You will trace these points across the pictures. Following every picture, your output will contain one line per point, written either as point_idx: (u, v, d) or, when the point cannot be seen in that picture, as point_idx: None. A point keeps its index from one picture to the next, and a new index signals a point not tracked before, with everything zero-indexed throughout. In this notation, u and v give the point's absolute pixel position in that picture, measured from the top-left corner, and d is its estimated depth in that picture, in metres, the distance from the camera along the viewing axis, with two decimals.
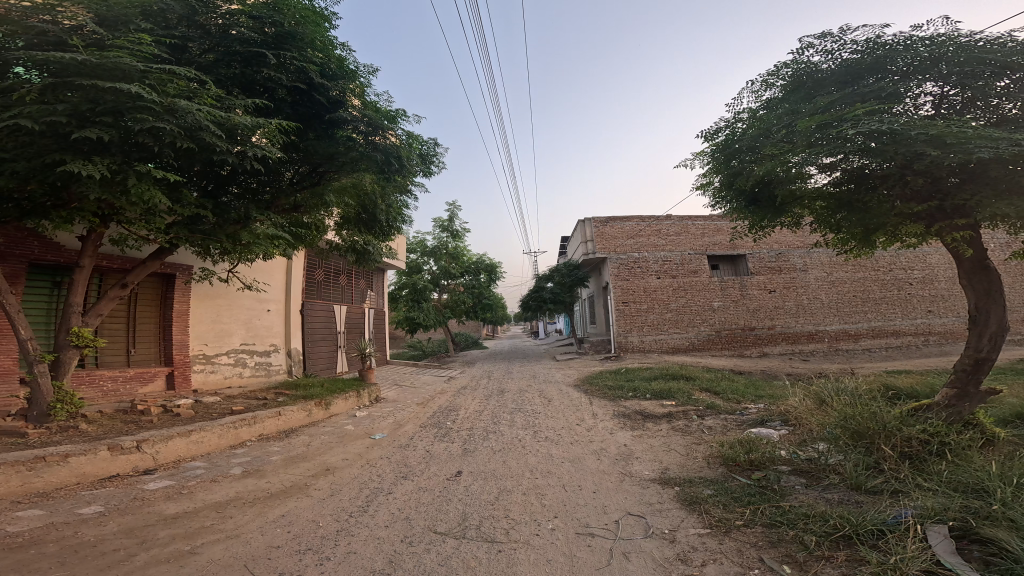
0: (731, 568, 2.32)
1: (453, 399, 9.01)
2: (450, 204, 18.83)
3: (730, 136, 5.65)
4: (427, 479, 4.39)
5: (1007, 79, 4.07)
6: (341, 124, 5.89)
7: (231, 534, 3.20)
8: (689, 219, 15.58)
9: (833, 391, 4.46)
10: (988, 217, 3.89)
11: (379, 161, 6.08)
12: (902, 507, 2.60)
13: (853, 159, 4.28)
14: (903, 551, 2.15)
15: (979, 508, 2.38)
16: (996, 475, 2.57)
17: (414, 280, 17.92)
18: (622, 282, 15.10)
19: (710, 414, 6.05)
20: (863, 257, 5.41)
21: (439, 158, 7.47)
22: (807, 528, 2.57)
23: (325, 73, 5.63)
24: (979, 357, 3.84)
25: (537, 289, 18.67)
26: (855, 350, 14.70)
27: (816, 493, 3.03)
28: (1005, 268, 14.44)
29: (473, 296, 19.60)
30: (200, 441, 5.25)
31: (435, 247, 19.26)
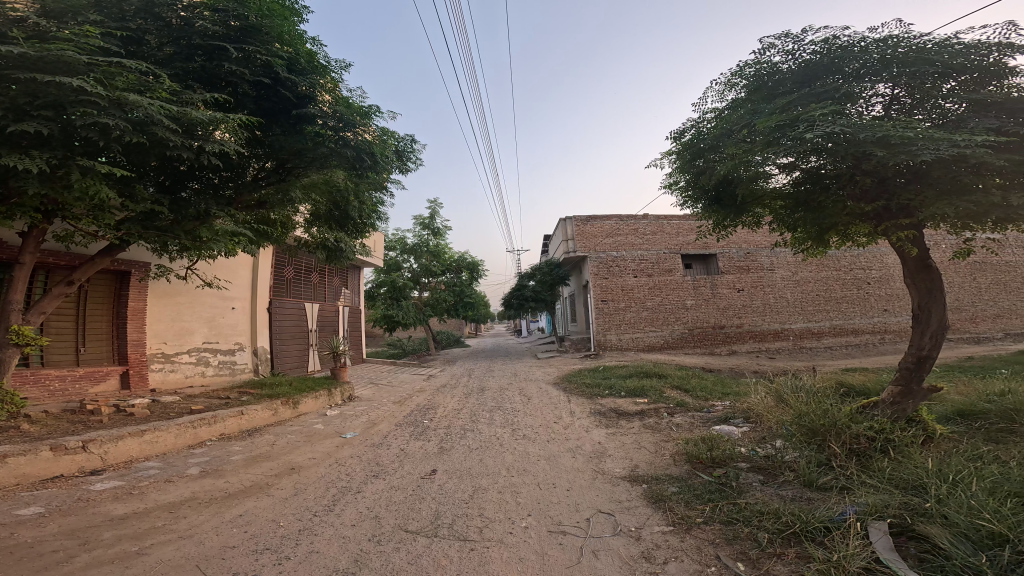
0: (690, 566, 2.37)
1: (431, 397, 8.93)
2: (431, 202, 18.71)
3: (695, 135, 5.75)
4: (400, 478, 4.35)
5: (953, 81, 4.21)
6: (308, 119, 5.73)
7: (183, 535, 3.10)
8: (665, 218, 15.82)
9: (792, 388, 4.61)
10: (931, 218, 4.07)
11: (350, 158, 5.93)
12: (849, 504, 2.70)
13: (809, 159, 4.41)
14: (845, 548, 2.22)
15: (916, 505, 2.49)
16: (934, 473, 2.69)
17: (392, 278, 17.70)
18: (601, 281, 15.28)
19: (679, 411, 6.19)
20: (819, 257, 5.59)
21: (417, 155, 7.36)
22: (761, 525, 2.65)
23: (294, 68, 5.49)
24: (921, 356, 4.01)
25: (518, 287, 18.68)
26: (818, 348, 15.25)
27: (772, 490, 3.13)
28: (952, 268, 15.20)
29: (454, 293, 19.37)
30: (154, 441, 5.07)
31: (416, 245, 19.06)
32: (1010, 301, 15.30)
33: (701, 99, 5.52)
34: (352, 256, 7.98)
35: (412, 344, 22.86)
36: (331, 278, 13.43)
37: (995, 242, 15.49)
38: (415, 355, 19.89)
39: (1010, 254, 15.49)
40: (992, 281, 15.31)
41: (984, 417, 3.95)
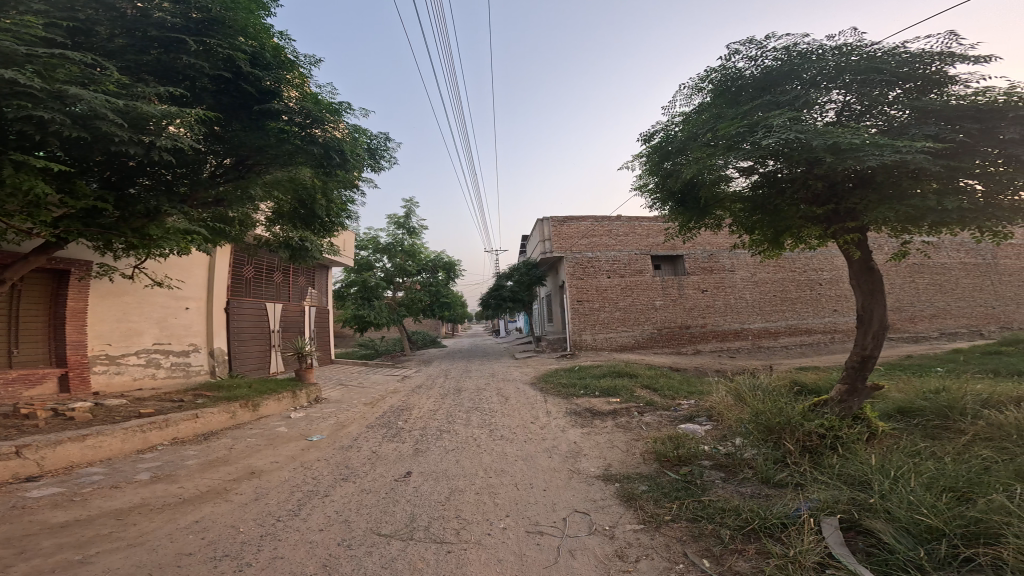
0: (660, 564, 2.48)
1: (405, 398, 8.80)
2: (407, 201, 18.41)
3: (664, 138, 5.90)
4: (371, 481, 4.28)
5: (899, 89, 4.49)
6: (273, 115, 5.35)
7: (132, 542, 2.96)
8: (637, 219, 16.24)
9: (750, 386, 4.86)
10: (873, 221, 4.39)
11: (318, 155, 5.62)
12: (803, 500, 2.87)
13: (768, 163, 4.63)
14: (800, 544, 2.37)
15: (863, 501, 2.65)
16: (877, 469, 2.85)
17: (364, 278, 17.26)
18: (577, 281, 15.54)
19: (649, 410, 6.41)
20: (776, 258, 5.89)
21: (390, 153, 7.18)
22: (724, 522, 2.80)
23: (257, 62, 5.17)
24: (865, 355, 4.32)
25: (496, 287, 18.67)
26: (775, 347, 16.11)
27: (733, 487, 3.31)
28: (894, 270, 16.42)
29: (430, 294, 19.07)
30: (97, 445, 4.76)
31: (390, 244, 18.67)
32: (944, 302, 16.65)
33: (670, 103, 5.67)
34: (318, 256, 7.73)
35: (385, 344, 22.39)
36: (296, 277, 12.94)
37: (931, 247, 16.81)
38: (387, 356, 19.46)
39: (943, 258, 16.87)
40: (928, 283, 16.64)
41: (921, 414, 4.20)
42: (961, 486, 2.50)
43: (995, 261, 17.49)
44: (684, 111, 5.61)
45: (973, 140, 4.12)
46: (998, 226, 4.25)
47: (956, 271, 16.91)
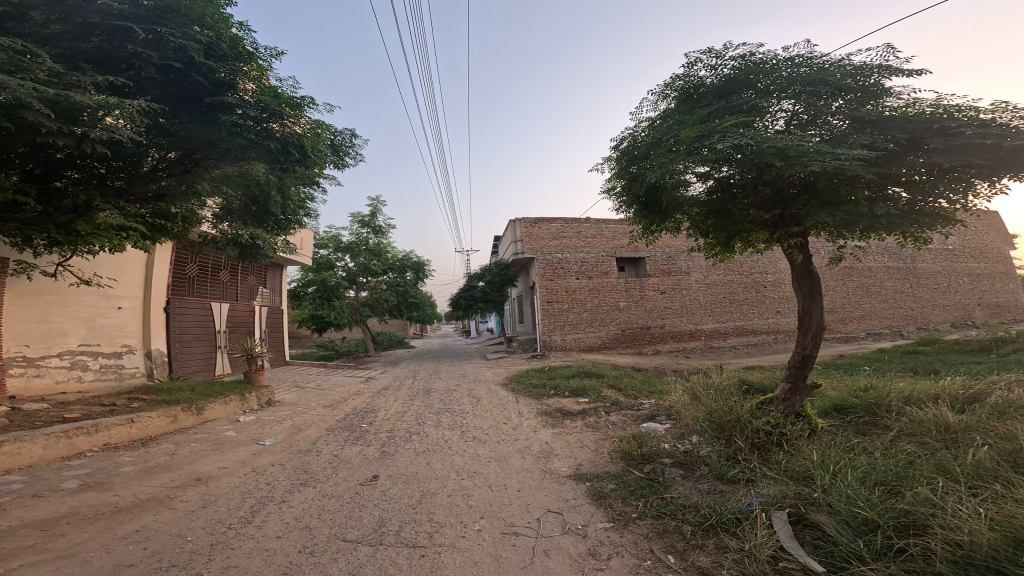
0: (630, 561, 2.60)
1: (368, 401, 8.55)
2: (372, 200, 18.00)
3: (631, 143, 6.06)
4: (333, 486, 4.15)
5: (841, 100, 4.88)
6: (225, 109, 4.90)
7: (63, 554, 2.74)
8: (604, 222, 16.72)
9: (703, 386, 5.13)
10: (813, 227, 4.77)
11: (273, 150, 5.25)
12: (754, 495, 3.08)
13: (723, 168, 4.90)
14: (755, 538, 2.54)
15: (807, 495, 2.85)
16: (818, 464, 3.10)
17: (323, 277, 16.47)
18: (547, 282, 15.91)
19: (615, 410, 6.62)
20: (726, 262, 6.27)
21: (355, 150, 6.93)
22: (685, 518, 2.97)
23: (212, 52, 4.75)
24: (805, 355, 4.66)
25: (468, 287, 18.84)
26: (724, 347, 17.01)
27: (691, 484, 3.51)
28: (829, 274, 17.93)
29: (397, 294, 18.69)
30: (14, 452, 4.32)
31: (352, 244, 18.11)
32: (871, 304, 18.34)
33: (637, 108, 5.82)
34: (272, 253, 7.33)
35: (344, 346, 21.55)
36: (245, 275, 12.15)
37: (860, 253, 18.47)
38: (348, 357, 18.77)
39: (870, 262, 18.61)
40: (858, 286, 18.31)
41: (853, 410, 4.61)
42: (890, 479, 2.74)
43: (914, 267, 19.44)
44: (649, 117, 5.79)
45: (901, 150, 4.60)
46: (920, 233, 4.67)
47: (881, 275, 18.65)
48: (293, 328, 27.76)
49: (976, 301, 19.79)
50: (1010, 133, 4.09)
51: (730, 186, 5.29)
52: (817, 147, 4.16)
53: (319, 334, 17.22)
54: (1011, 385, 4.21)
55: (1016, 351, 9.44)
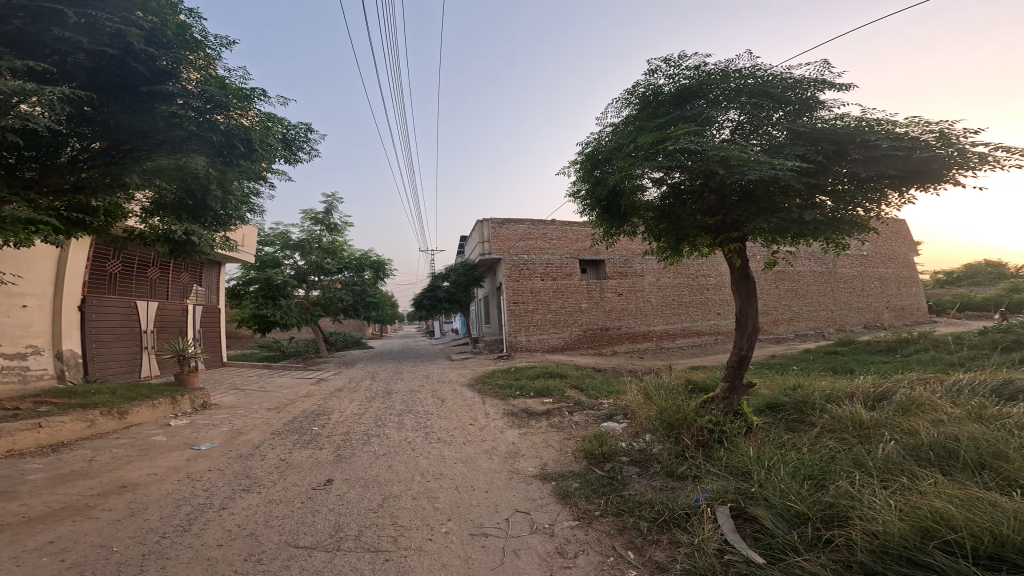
0: (595, 558, 2.73)
1: (320, 403, 8.21)
2: (327, 198, 17.26)
3: (595, 148, 6.20)
4: (281, 490, 3.99)
5: (780, 111, 5.27)
6: (165, 98, 4.53)
7: None
8: (569, 225, 17.12)
9: (655, 386, 5.42)
10: (750, 232, 5.19)
11: (217, 144, 4.87)
12: (701, 491, 3.32)
13: (675, 173, 5.17)
14: (703, 532, 2.75)
15: (747, 490, 3.12)
16: (755, 460, 3.40)
17: (268, 275, 15.46)
18: (514, 284, 16.20)
19: (578, 410, 6.81)
20: (676, 265, 6.63)
21: (310, 145, 6.58)
22: (641, 515, 3.17)
23: (154, 39, 4.32)
24: (742, 355, 5.05)
25: (432, 287, 18.60)
26: (673, 348, 17.80)
27: (646, 481, 3.73)
28: (763, 278, 19.46)
29: (353, 294, 18.01)
30: None
31: (303, 241, 17.21)
32: (799, 306, 20.14)
33: (601, 113, 5.94)
34: (209, 252, 6.40)
35: (290, 348, 20.37)
36: (178, 273, 11.16)
37: (790, 258, 20.23)
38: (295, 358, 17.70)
39: (799, 266, 20.44)
40: (788, 289, 20.05)
41: (783, 408, 5.08)
42: (816, 474, 3.06)
43: (838, 272, 21.52)
44: (612, 123, 5.95)
45: (828, 160, 5.04)
46: (840, 238, 5.27)
47: (807, 278, 20.51)
48: (232, 327, 25.88)
49: (886, 304, 22.27)
50: (919, 146, 4.51)
51: (681, 192, 5.60)
52: (755, 157, 4.47)
53: (263, 334, 16.11)
54: (912, 383, 4.79)
55: (915, 352, 10.83)
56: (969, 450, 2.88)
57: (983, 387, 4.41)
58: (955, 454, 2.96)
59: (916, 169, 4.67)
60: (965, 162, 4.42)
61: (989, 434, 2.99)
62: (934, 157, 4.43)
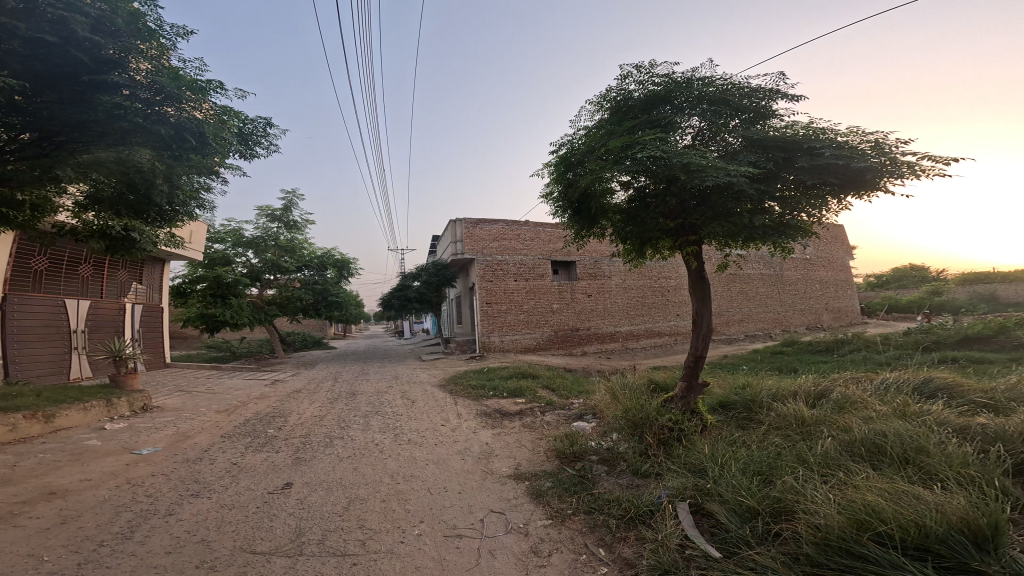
0: (568, 556, 2.85)
1: (277, 404, 7.89)
2: (286, 196, 16.56)
3: (568, 150, 6.29)
4: (235, 495, 3.84)
5: (737, 119, 5.56)
6: (108, 88, 4.39)
7: None
8: (542, 226, 17.27)
9: (621, 386, 5.63)
10: (707, 235, 5.49)
11: (165, 137, 4.72)
12: (662, 488, 3.50)
13: (641, 177, 5.36)
14: (666, 528, 2.91)
15: (703, 486, 3.33)
16: (709, 457, 3.64)
17: (217, 273, 14.56)
18: (487, 284, 16.27)
19: (549, 409, 6.91)
20: (640, 267, 6.87)
21: (269, 139, 6.26)
22: (609, 512, 3.31)
23: (101, 27, 4.25)
24: (698, 355, 5.33)
25: (402, 287, 18.21)
26: (637, 348, 18.27)
27: (614, 479, 3.91)
28: (717, 280, 20.52)
29: (313, 293, 17.38)
30: None
31: (257, 238, 16.34)
32: (748, 308, 21.41)
33: (574, 117, 6.03)
34: (152, 248, 6.07)
35: (240, 349, 19.30)
36: (115, 270, 10.31)
37: (740, 260, 21.50)
38: (249, 359, 16.88)
39: (749, 269, 21.69)
40: (738, 291, 21.26)
41: (734, 406, 5.41)
42: (764, 470, 3.31)
43: (786, 276, 23.01)
44: (585, 126, 6.05)
45: (778, 167, 5.38)
46: (786, 243, 5.66)
47: (756, 281, 21.80)
48: (177, 327, 24.19)
49: (824, 305, 24.07)
50: (856, 155, 4.89)
51: (646, 196, 5.89)
52: (713, 163, 4.73)
53: (210, 334, 15.28)
54: (846, 382, 5.25)
55: (850, 352, 11.80)
56: (895, 445, 3.21)
57: (908, 385, 4.91)
58: (882, 449, 3.29)
59: (853, 177, 5.08)
60: (896, 172, 4.83)
61: (910, 430, 3.34)
62: (869, 167, 4.81)
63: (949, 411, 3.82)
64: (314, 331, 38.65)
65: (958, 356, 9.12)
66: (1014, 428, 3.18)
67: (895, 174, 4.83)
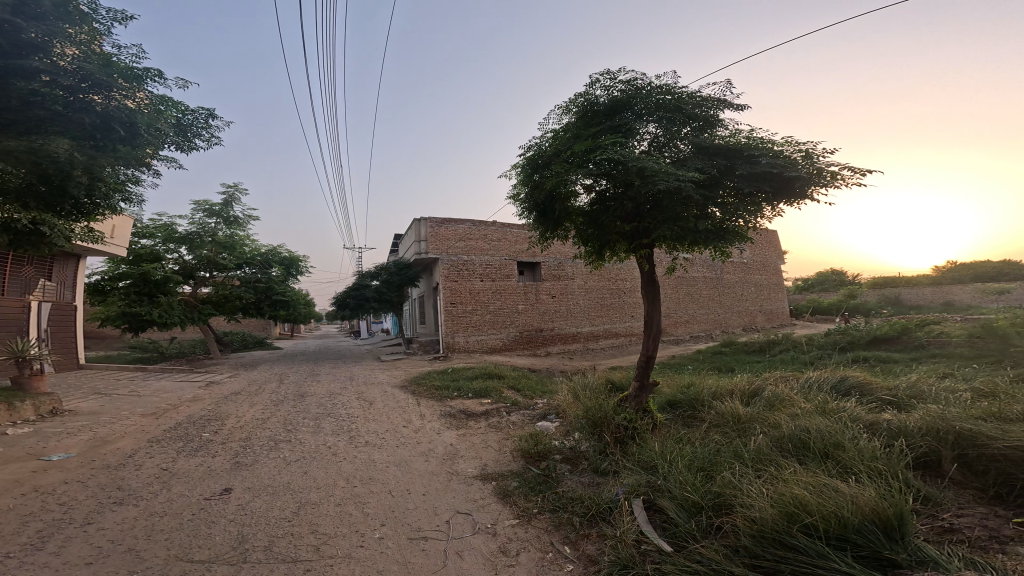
0: (536, 554, 2.98)
1: (214, 407, 7.40)
2: (228, 191, 15.51)
3: (536, 152, 6.38)
4: (168, 502, 3.61)
5: (690, 127, 5.87)
6: (27, 74, 4.34)
7: None
8: (508, 226, 17.31)
9: (582, 386, 5.85)
10: (657, 238, 5.80)
11: (88, 125, 4.67)
12: (619, 485, 3.71)
13: (601, 180, 5.56)
14: (623, 525, 3.10)
15: (654, 483, 3.57)
16: (660, 455, 3.90)
17: (144, 270, 13.34)
18: (451, 284, 16.13)
19: (515, 410, 7.01)
20: (599, 269, 7.12)
21: (210, 133, 6.03)
22: (573, 510, 3.48)
23: (26, 10, 4.30)
24: (649, 355, 5.64)
25: (359, 287, 17.53)
26: (597, 348, 18.78)
27: (577, 477, 4.08)
28: (667, 282, 21.67)
29: (254, 291, 16.45)
30: None
31: (191, 234, 14.99)
32: (693, 309, 22.80)
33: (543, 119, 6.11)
34: (65, 246, 5.40)
35: (169, 350, 17.73)
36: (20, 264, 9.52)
37: (687, 263, 22.81)
38: (180, 360, 15.65)
39: (695, 272, 23.12)
40: (685, 293, 22.59)
41: (682, 405, 5.78)
42: (707, 466, 3.60)
43: (728, 279, 24.69)
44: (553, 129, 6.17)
45: (721, 174, 5.74)
46: (725, 246, 6.10)
47: (700, 283, 23.23)
48: (93, 326, 21.76)
49: (759, 307, 26.12)
50: (788, 166, 5.38)
51: (606, 199, 6.12)
52: (664, 169, 5.00)
53: (135, 334, 14.28)
54: (777, 381, 5.81)
55: (779, 352, 12.96)
56: (816, 441, 3.60)
57: (826, 384, 5.53)
58: (806, 444, 3.68)
59: (784, 187, 5.60)
60: (822, 181, 5.43)
61: (828, 425, 3.77)
62: (798, 176, 5.34)
63: (860, 408, 4.34)
64: (256, 331, 36.21)
65: (870, 357, 10.27)
66: (913, 424, 3.66)
67: (821, 183, 5.42)
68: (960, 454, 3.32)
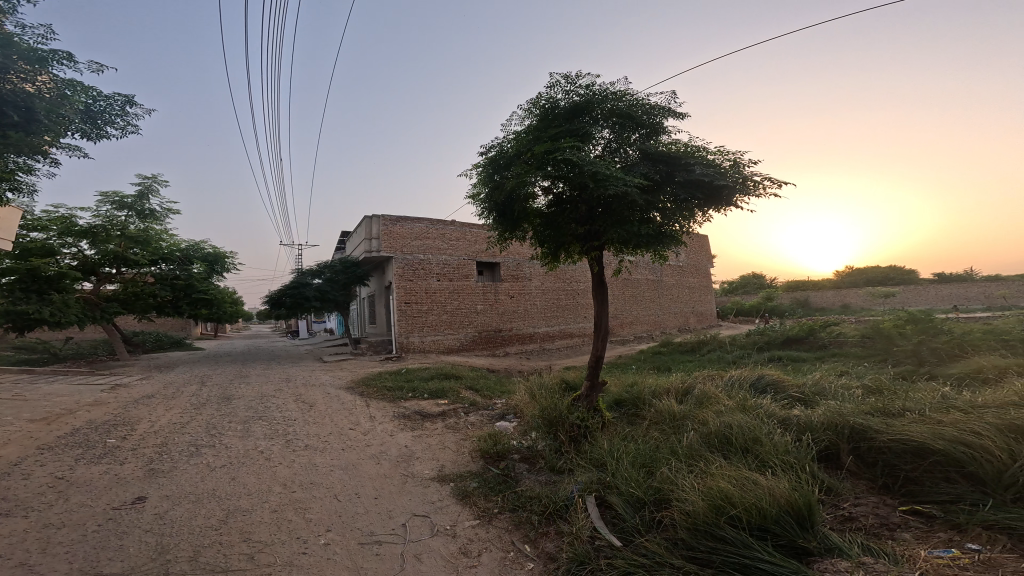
0: (497, 554, 3.06)
1: (122, 412, 6.63)
2: (142, 181, 13.87)
3: (498, 152, 6.38)
4: (66, 513, 3.21)
5: (639, 133, 6.15)
6: None
7: None
8: (468, 226, 17.10)
9: (538, 386, 6.00)
10: (608, 241, 6.04)
11: None
12: (573, 482, 3.88)
13: (558, 182, 5.67)
14: (579, 521, 3.26)
15: (602, 480, 3.77)
16: (608, 453, 4.11)
17: (31, 265, 11.59)
18: (406, 283, 15.73)
19: (473, 410, 7.02)
20: (554, 270, 7.28)
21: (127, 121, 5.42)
22: (531, 509, 3.59)
23: None
24: (598, 355, 5.89)
25: (296, 287, 16.38)
26: (552, 348, 19.13)
27: (534, 476, 4.20)
28: (614, 283, 22.65)
29: (172, 289, 14.87)
30: None
31: (93, 226, 13.24)
32: (638, 310, 24.06)
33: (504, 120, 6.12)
34: None
35: (65, 351, 15.52)
36: None
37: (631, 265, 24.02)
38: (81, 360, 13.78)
39: (639, 274, 24.41)
40: (630, 295, 23.77)
41: (627, 403, 6.11)
42: (648, 462, 3.87)
43: (668, 282, 26.36)
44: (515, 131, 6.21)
45: (663, 180, 6.06)
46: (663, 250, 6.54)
47: (643, 285, 24.54)
48: None
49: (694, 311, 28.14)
50: (719, 175, 5.83)
51: (563, 202, 6.26)
52: (615, 173, 5.19)
53: (21, 333, 12.40)
54: (707, 379, 6.33)
55: (710, 352, 14.08)
56: (738, 436, 4.01)
57: (749, 382, 6.13)
58: (729, 440, 4.07)
59: (715, 195, 6.06)
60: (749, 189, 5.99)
61: (748, 421, 4.20)
62: (726, 185, 5.82)
63: (774, 404, 4.88)
64: (172, 330, 32.51)
65: (782, 356, 11.49)
66: (817, 419, 4.19)
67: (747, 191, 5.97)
68: (854, 447, 3.84)
